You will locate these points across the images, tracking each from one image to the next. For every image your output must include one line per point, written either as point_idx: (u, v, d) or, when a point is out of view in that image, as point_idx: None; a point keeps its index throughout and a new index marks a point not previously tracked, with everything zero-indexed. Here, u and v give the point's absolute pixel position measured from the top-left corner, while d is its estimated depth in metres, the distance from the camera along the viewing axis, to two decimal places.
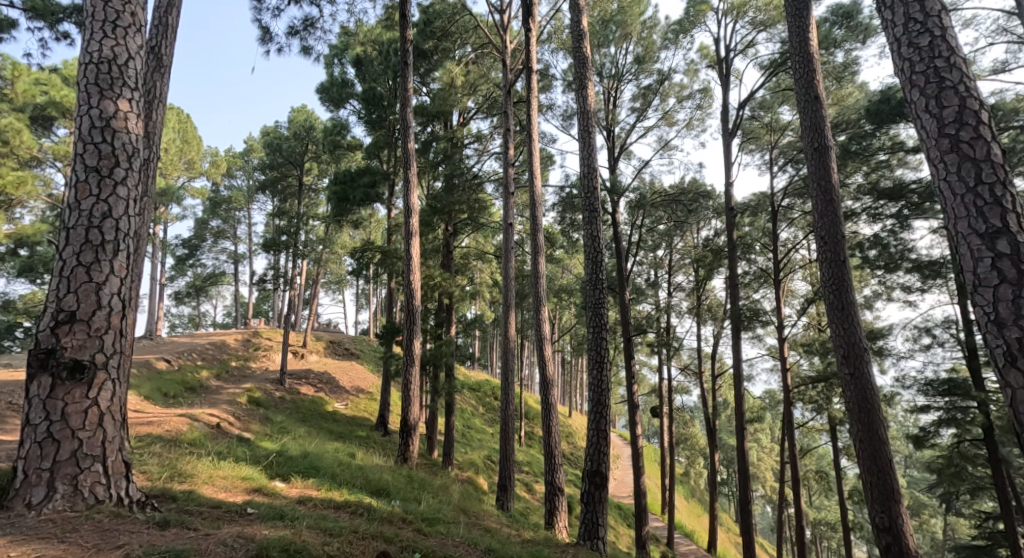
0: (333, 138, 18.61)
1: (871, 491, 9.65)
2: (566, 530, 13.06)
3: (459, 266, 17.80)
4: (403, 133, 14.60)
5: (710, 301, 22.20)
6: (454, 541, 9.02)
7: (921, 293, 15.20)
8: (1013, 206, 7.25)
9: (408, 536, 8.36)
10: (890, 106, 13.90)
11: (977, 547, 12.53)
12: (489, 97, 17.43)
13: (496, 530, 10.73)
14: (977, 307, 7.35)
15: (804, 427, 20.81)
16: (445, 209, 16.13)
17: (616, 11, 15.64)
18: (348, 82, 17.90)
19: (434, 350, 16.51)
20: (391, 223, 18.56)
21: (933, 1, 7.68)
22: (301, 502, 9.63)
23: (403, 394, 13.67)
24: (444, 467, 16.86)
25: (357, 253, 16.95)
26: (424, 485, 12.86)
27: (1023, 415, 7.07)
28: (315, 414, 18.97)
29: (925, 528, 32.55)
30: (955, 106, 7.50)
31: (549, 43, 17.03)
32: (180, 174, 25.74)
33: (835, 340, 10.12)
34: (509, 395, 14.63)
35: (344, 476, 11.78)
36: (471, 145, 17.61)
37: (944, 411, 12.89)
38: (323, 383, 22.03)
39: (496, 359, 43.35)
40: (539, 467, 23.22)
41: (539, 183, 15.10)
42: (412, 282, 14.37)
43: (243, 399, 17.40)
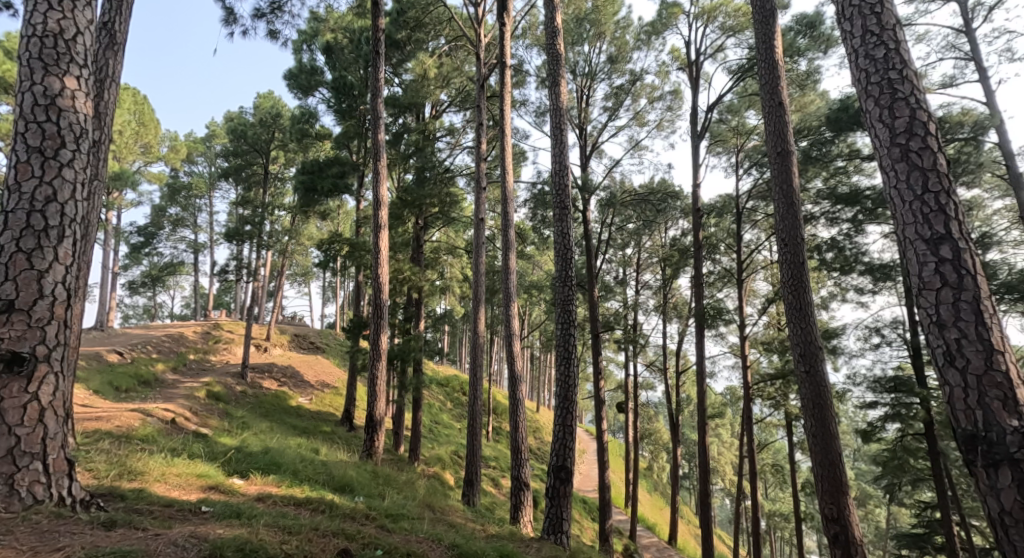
0: (301, 126, 18.82)
1: (822, 483, 10.25)
2: (531, 523, 13.49)
3: (430, 260, 18.18)
4: (373, 123, 14.82)
5: (676, 299, 22.82)
6: (418, 537, 9.44)
7: (872, 294, 15.96)
8: (955, 214, 7.86)
9: (369, 533, 8.73)
10: (849, 115, 14.77)
11: (916, 537, 13.28)
12: (462, 90, 17.88)
13: (461, 525, 11.17)
14: (921, 309, 7.94)
15: (763, 422, 21.59)
16: (416, 202, 16.44)
17: (590, 10, 16.12)
18: (317, 69, 18.16)
19: (403, 345, 16.79)
20: (360, 216, 18.84)
21: (889, 16, 8.28)
22: (259, 500, 9.98)
23: (370, 389, 13.99)
24: (410, 462, 17.23)
25: (324, 245, 17.14)
26: (389, 481, 13.21)
27: (957, 410, 7.70)
28: (279, 409, 19.19)
29: (873, 518, 33.92)
30: (907, 116, 8.08)
31: (523, 38, 17.52)
32: (136, 157, 25.71)
33: (791, 338, 10.73)
34: (478, 389, 14.99)
35: (307, 473, 12.11)
36: (443, 138, 18.04)
37: (890, 407, 13.54)
38: (287, 377, 22.23)
39: (464, 353, 43.90)
40: (505, 462, 23.70)
41: (510, 178, 15.46)
42: (380, 276, 14.66)
43: (201, 393, 17.57)
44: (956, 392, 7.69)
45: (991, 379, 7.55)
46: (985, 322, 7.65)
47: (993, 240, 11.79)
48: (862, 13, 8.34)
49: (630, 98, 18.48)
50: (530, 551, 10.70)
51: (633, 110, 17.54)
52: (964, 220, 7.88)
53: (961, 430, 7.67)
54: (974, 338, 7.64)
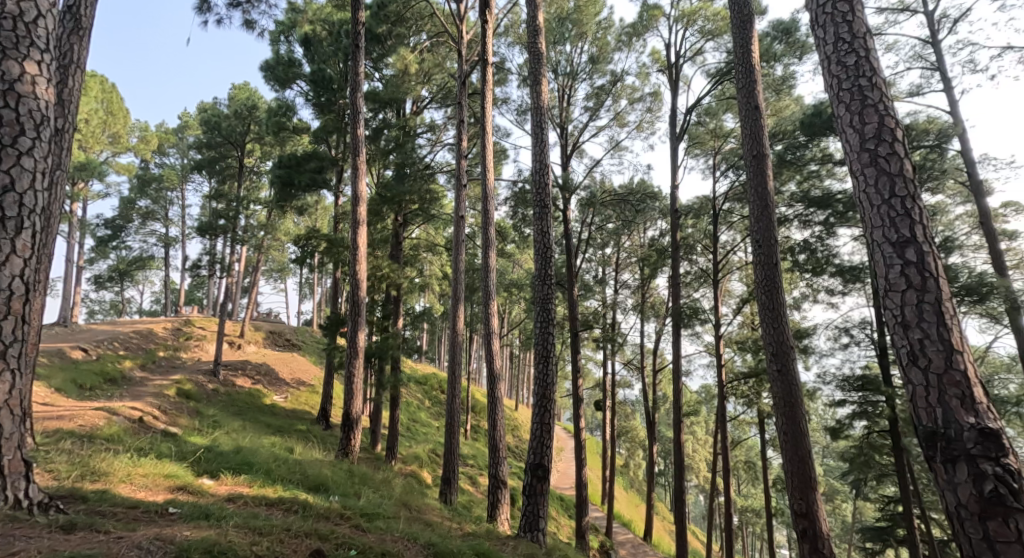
0: (278, 119, 18.89)
1: (792, 479, 10.61)
2: (508, 521, 13.73)
3: (409, 258, 18.40)
4: (353, 118, 14.95)
5: (654, 299, 23.20)
6: (393, 536, 9.67)
7: (842, 295, 16.40)
8: (920, 218, 8.23)
9: (344, 533, 8.96)
10: (823, 120, 15.18)
11: (880, 530, 13.77)
12: (443, 87, 18.11)
13: (437, 523, 11.41)
14: (887, 310, 8.31)
15: (736, 419, 22.07)
16: (396, 198, 16.60)
17: (572, 10, 16.39)
18: (295, 61, 18.28)
19: (381, 343, 16.93)
20: (338, 211, 18.96)
21: (859, 25, 8.63)
22: (229, 500, 10.13)
23: (346, 387, 14.13)
24: (387, 460, 17.42)
25: (302, 241, 17.26)
26: (365, 480, 13.34)
27: (919, 408, 8.07)
28: (252, 407, 19.25)
29: (840, 513, 34.60)
30: (875, 122, 8.44)
31: (505, 36, 17.78)
32: (104, 148, 25.57)
33: (765, 338, 11.09)
34: (456, 387, 15.22)
35: (280, 472, 12.23)
36: (424, 134, 18.25)
37: (857, 405, 13.97)
38: (261, 374, 22.30)
39: (443, 351, 44.08)
40: (483, 460, 23.97)
41: (491, 176, 15.71)
42: (358, 274, 14.79)
43: (170, 391, 17.66)
44: (919, 390, 8.07)
45: (950, 378, 7.94)
46: (946, 324, 8.04)
47: (955, 244, 12.21)
48: (835, 21, 8.69)
49: (610, 99, 18.81)
50: (506, 550, 10.91)
51: (614, 111, 17.85)
52: (928, 225, 8.26)
53: (922, 427, 8.05)
54: (936, 339, 8.02)
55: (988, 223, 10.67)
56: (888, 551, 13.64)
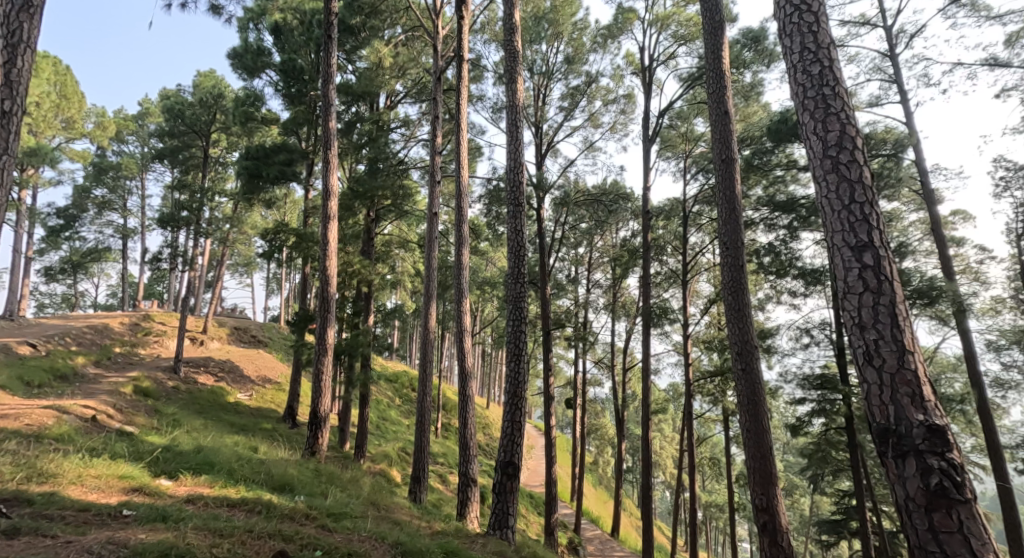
0: (245, 109, 18.89)
1: (754, 475, 11.05)
2: (478, 518, 14.01)
3: (380, 254, 18.63)
4: (325, 111, 15.13)
5: (625, 298, 23.65)
6: (361, 536, 10.08)
7: (804, 297, 16.95)
8: (877, 224, 8.70)
9: (309, 533, 9.64)
10: (788, 127, 15.70)
11: (835, 523, 14.38)
12: (418, 81, 18.28)
13: (405, 522, 11.62)
14: (846, 310, 8.76)
15: (702, 417, 22.65)
16: (368, 193, 16.77)
17: (548, 9, 16.75)
18: (264, 50, 18.32)
19: (351, 340, 17.12)
20: (308, 206, 19.05)
21: (824, 35, 9.07)
22: (189, 502, 10.36)
23: (314, 384, 14.25)
24: (356, 459, 17.65)
25: (270, 235, 17.35)
26: (333, 479, 13.20)
27: (873, 406, 8.53)
28: (214, 405, 19.26)
29: (799, 508, 35.51)
30: (838, 130, 8.90)
31: (482, 33, 18.05)
32: (56, 133, 25.25)
33: (730, 337, 11.52)
34: (427, 386, 15.49)
35: (243, 472, 12.08)
36: (398, 129, 18.46)
37: (816, 403, 14.49)
38: (224, 372, 22.27)
39: (414, 348, 44.14)
40: (453, 459, 24.27)
41: (465, 173, 15.91)
42: (328, 270, 14.95)
43: (127, 389, 17.66)
44: (873, 388, 8.52)
45: (902, 377, 8.41)
46: (899, 325, 8.51)
47: (909, 249, 12.77)
48: (801, 31, 9.12)
49: (585, 99, 19.19)
50: (474, 548, 11.21)
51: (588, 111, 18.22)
52: (885, 230, 8.72)
53: (876, 425, 8.51)
54: (890, 339, 8.49)
55: (939, 229, 11.19)
56: (842, 542, 14.28)
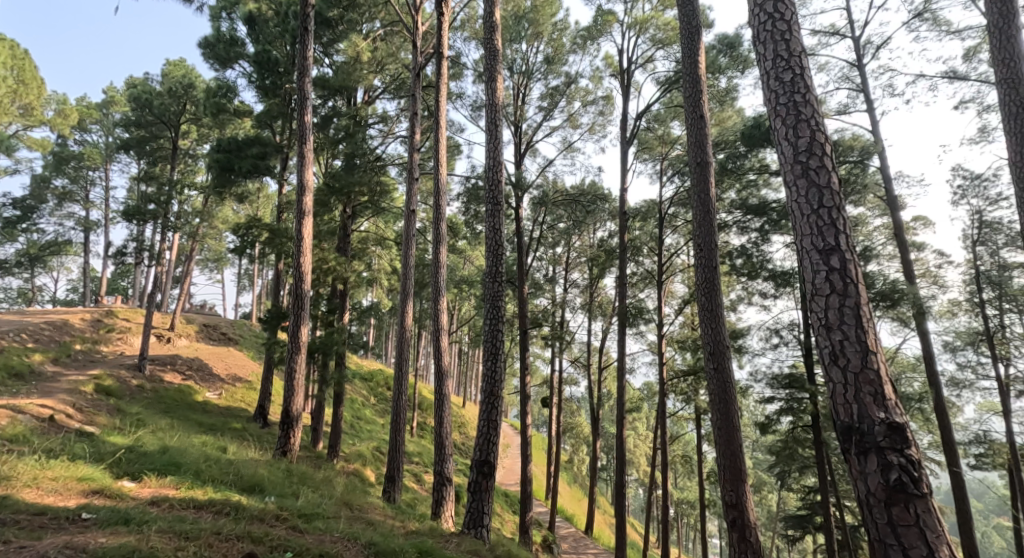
0: (217, 100, 18.74)
1: (724, 472, 11.40)
2: (452, 517, 14.23)
3: (357, 251, 18.76)
4: (301, 104, 15.29)
5: (603, 298, 23.99)
6: (333, 537, 10.30)
7: (774, 299, 17.38)
8: (844, 228, 9.05)
9: (279, 535, 9.87)
10: (761, 132, 16.12)
11: (800, 518, 14.84)
12: (397, 77, 18.39)
13: (379, 522, 11.81)
14: (813, 311, 9.11)
15: (675, 415, 23.08)
16: (344, 188, 16.84)
17: (529, 9, 16.98)
18: (238, 40, 18.11)
19: (325, 338, 17.22)
20: (282, 201, 19.05)
21: (796, 44, 9.42)
22: (154, 503, 10.48)
23: (287, 382, 14.33)
24: (329, 459, 17.79)
25: (243, 230, 17.32)
26: (304, 479, 13.25)
27: (837, 405, 8.89)
28: (183, 404, 19.18)
29: (767, 504, 36.28)
30: (808, 136, 9.25)
31: (462, 30, 18.27)
32: (14, 120, 24.77)
33: (703, 338, 11.85)
34: (402, 384, 15.69)
35: (212, 473, 12.10)
36: (375, 125, 18.60)
37: (784, 402, 14.91)
38: (192, 369, 22.05)
39: (388, 346, 44.08)
40: (429, 458, 24.46)
41: (443, 171, 15.95)
42: (302, 267, 14.92)
43: (89, 388, 17.53)
44: (838, 388, 8.88)
45: (865, 377, 8.78)
46: (863, 326, 8.88)
47: (873, 253, 13.22)
48: (774, 39, 9.46)
49: (565, 100, 19.49)
50: (447, 547, 11.47)
51: (567, 112, 18.50)
52: (852, 234, 9.08)
53: (840, 422, 8.87)
54: (854, 340, 8.85)
55: (901, 235, 11.63)
56: (807, 537, 14.74)
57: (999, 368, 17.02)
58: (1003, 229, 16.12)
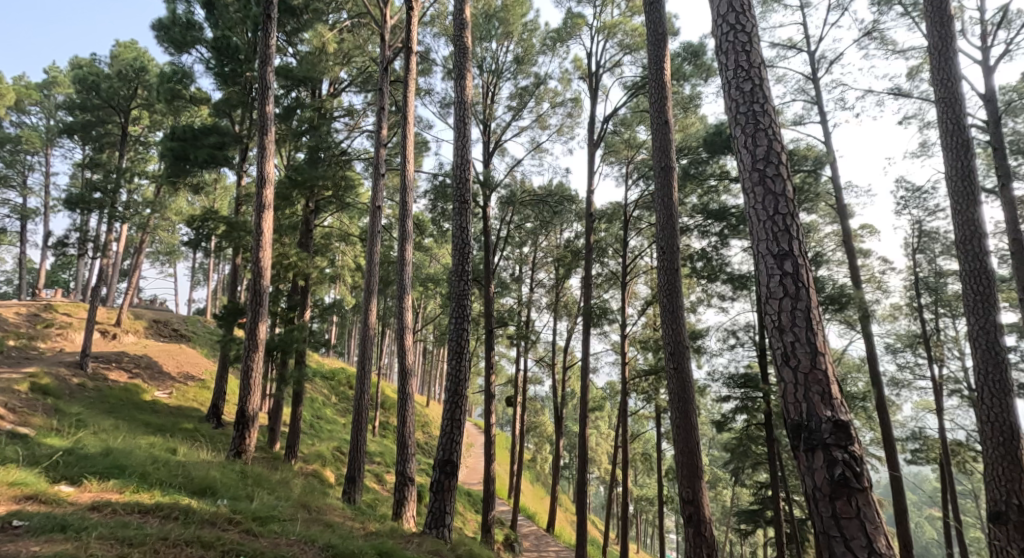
0: (171, 86, 17.49)
1: (682, 469, 11.86)
2: (413, 518, 14.44)
3: (320, 247, 18.82)
4: (262, 94, 15.16)
5: (568, 298, 24.38)
6: (290, 540, 10.59)
7: (732, 301, 17.97)
8: (797, 234, 9.55)
9: (231, 539, 10.10)
10: (722, 139, 16.65)
11: (752, 512, 15.41)
12: (364, 70, 18.53)
13: (338, 524, 12.00)
14: (767, 313, 9.59)
15: (637, 414, 23.61)
16: (308, 182, 16.87)
17: (499, 8, 17.32)
18: (194, 24, 17.23)
19: (285, 336, 17.14)
20: (242, 194, 18.88)
21: (756, 56, 9.90)
22: (94, 509, 10.33)
23: (243, 382, 14.30)
24: (287, 460, 17.78)
25: (198, 223, 16.97)
26: (260, 481, 13.14)
27: (788, 404, 9.38)
28: (128, 404, 18.43)
29: (722, 500, 37.33)
30: (765, 145, 9.72)
31: (432, 26, 18.52)
32: None
33: (664, 338, 12.30)
34: (365, 383, 15.91)
35: (158, 476, 11.60)
36: (342, 118, 18.78)
37: (739, 401, 15.43)
38: (139, 367, 21.09)
39: (350, 343, 43.92)
40: (391, 458, 24.60)
41: (410, 167, 15.89)
42: (262, 263, 14.70)
43: (25, 386, 16.76)
44: (789, 387, 9.37)
45: (814, 376, 9.28)
46: (813, 328, 9.38)
47: (824, 259, 13.82)
48: (736, 50, 9.93)
49: (533, 100, 19.86)
50: (408, 547, 11.73)
51: (537, 112, 18.88)
52: (804, 240, 9.58)
53: (790, 420, 9.37)
54: (804, 342, 9.35)
55: (849, 243, 12.22)
56: (758, 531, 15.32)
57: (934, 369, 17.82)
58: (940, 239, 16.88)
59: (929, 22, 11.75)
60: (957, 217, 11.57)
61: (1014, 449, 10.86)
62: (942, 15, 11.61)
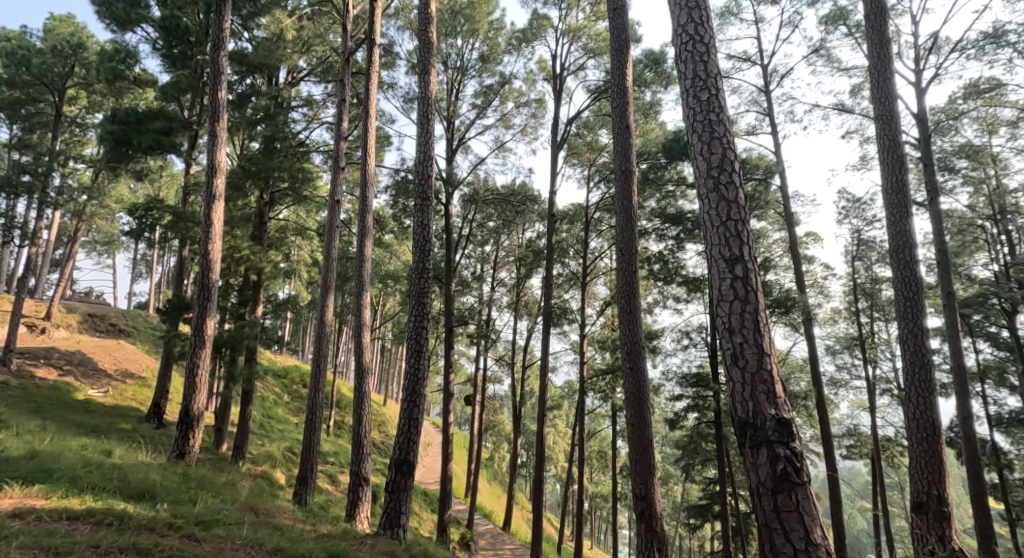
0: (111, 65, 16.66)
1: (635, 466, 12.32)
2: (366, 519, 14.62)
3: (274, 241, 18.86)
4: (214, 78, 15.14)
5: (528, 298, 24.75)
6: (236, 544, 10.79)
7: (687, 303, 18.59)
8: (747, 240, 10.04)
9: (170, 545, 10.22)
10: (680, 146, 17.20)
11: (701, 508, 15.97)
12: (325, 59, 18.63)
13: (287, 527, 12.17)
14: (718, 315, 10.07)
15: (593, 413, 24.16)
16: (262, 172, 16.94)
17: (465, 5, 17.61)
18: (139, 2, 16.62)
19: (235, 333, 17.14)
20: (190, 183, 18.66)
21: (713, 66, 10.37)
22: (20, 516, 10.28)
23: (190, 381, 14.24)
24: (234, 461, 17.71)
25: (141, 211, 16.59)
26: (205, 484, 13.15)
27: (736, 403, 9.89)
28: (58, 404, 18.02)
29: (673, 496, 38.42)
30: (719, 153, 10.21)
31: (396, 19, 18.74)
32: None
33: (621, 338, 12.75)
34: (319, 381, 16.07)
35: (92, 481, 11.58)
36: (300, 108, 18.86)
37: (691, 399, 15.99)
38: (71, 365, 20.48)
39: (305, 341, 43.58)
40: (345, 458, 24.67)
41: (371, 162, 16.01)
42: (210, 256, 14.66)
43: None
44: (737, 386, 9.88)
45: (761, 376, 9.79)
46: (760, 331, 9.89)
47: (772, 264, 14.41)
48: (694, 60, 10.40)
49: (498, 99, 20.20)
50: (362, 550, 11.93)
51: (501, 112, 19.22)
52: (754, 246, 10.08)
53: (737, 417, 9.87)
54: (753, 343, 9.86)
55: (795, 250, 12.82)
56: (706, 525, 15.90)
57: (869, 369, 18.63)
58: (876, 247, 17.66)
59: (870, 42, 12.40)
60: (891, 227, 12.21)
61: (935, 444, 11.56)
62: (880, 38, 12.26)
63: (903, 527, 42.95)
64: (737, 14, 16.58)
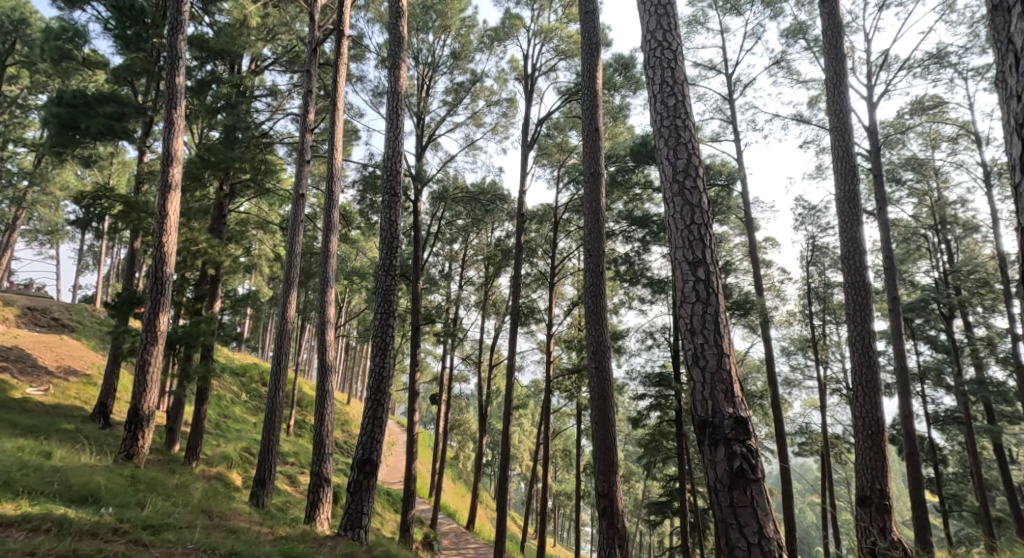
0: (56, 44, 16.24)
1: (598, 463, 12.62)
2: (327, 520, 14.71)
3: (233, 236, 18.81)
4: (173, 62, 15.06)
5: (495, 296, 24.97)
6: (184, 550, 10.89)
7: (652, 303, 19.02)
8: (709, 244, 10.41)
9: (115, 551, 10.27)
10: (648, 149, 17.60)
11: (660, 504, 16.38)
12: (290, 48, 18.70)
13: (243, 530, 12.25)
14: (682, 316, 10.43)
15: (558, 412, 24.52)
16: (222, 163, 16.87)
17: (437, 1, 17.77)
18: None
19: (191, 329, 17.10)
20: (143, 172, 18.42)
21: (680, 73, 10.73)
22: None
23: (142, 380, 14.18)
24: (187, 462, 17.66)
25: (90, 198, 16.32)
26: (155, 486, 13.15)
27: (698, 403, 10.23)
28: None
29: (635, 494, 39.06)
30: (684, 159, 10.56)
31: (367, 11, 18.84)
32: None
33: (587, 338, 13.07)
34: (281, 380, 16.11)
35: (31, 486, 11.55)
36: (264, 98, 18.85)
37: (653, 398, 16.39)
38: (10, 361, 20.17)
39: (263, 339, 43.16)
40: (305, 458, 24.63)
41: (337, 157, 16.06)
42: (166, 247, 14.56)
43: None
44: (698, 386, 10.23)
45: (720, 376, 10.16)
46: (721, 332, 10.27)
47: (733, 268, 14.82)
48: (661, 67, 10.75)
49: (469, 96, 20.41)
50: (321, 552, 12.07)
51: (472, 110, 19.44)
52: (716, 250, 10.45)
53: (697, 416, 10.23)
54: (713, 345, 10.23)
55: (755, 255, 13.25)
56: (665, 521, 16.32)
57: (821, 370, 19.22)
58: (829, 253, 18.24)
59: (828, 55, 12.88)
60: (844, 233, 12.70)
61: (880, 442, 12.05)
62: (836, 52, 12.75)
63: (850, 522, 44.10)
64: (703, 22, 17.02)
